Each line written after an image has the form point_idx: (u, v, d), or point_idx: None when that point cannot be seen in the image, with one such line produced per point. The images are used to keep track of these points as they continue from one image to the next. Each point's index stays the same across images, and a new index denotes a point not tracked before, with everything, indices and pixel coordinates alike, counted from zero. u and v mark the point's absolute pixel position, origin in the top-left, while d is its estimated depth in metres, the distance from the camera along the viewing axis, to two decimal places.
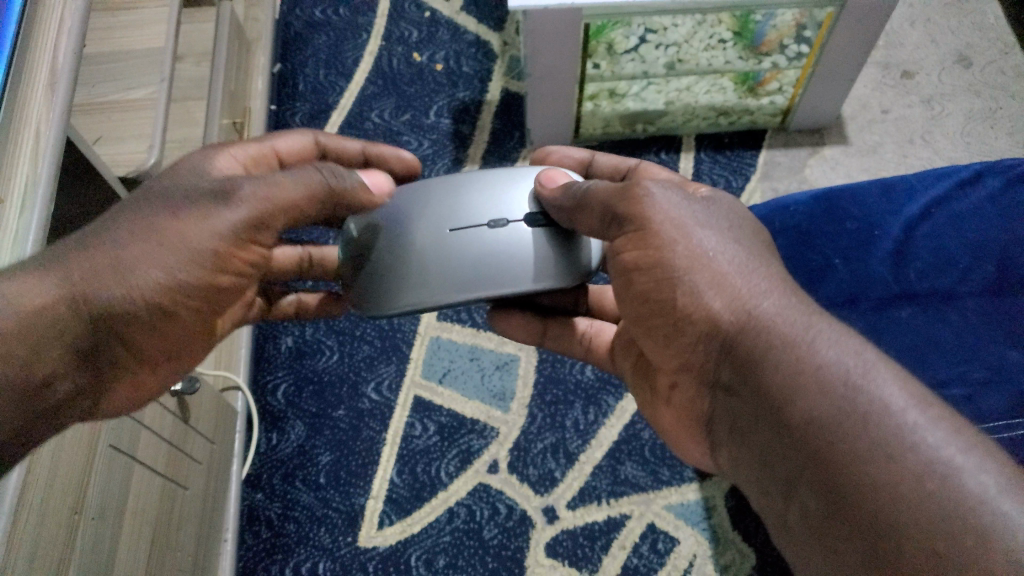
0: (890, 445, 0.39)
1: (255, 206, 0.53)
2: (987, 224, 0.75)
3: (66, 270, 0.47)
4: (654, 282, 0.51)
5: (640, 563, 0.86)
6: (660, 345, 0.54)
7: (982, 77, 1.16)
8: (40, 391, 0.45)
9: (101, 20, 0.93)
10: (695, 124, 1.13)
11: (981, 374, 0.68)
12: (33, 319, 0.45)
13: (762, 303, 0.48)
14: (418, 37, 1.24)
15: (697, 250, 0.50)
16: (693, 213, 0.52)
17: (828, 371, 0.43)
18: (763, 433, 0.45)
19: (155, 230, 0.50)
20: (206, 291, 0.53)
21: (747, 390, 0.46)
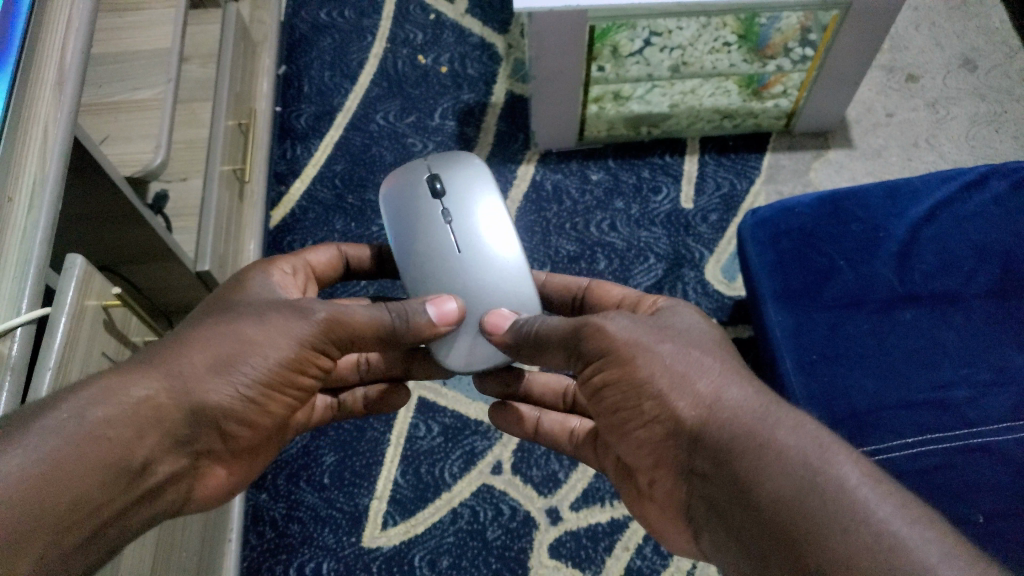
0: (847, 518, 0.39)
1: (332, 321, 0.55)
2: (990, 227, 0.76)
3: (165, 365, 0.50)
4: (624, 394, 0.52)
5: (644, 565, 0.87)
6: (635, 445, 0.54)
7: (987, 80, 1.16)
8: (138, 478, 0.48)
9: (108, 21, 0.93)
10: (700, 127, 1.13)
11: (986, 376, 0.68)
12: (139, 413, 0.48)
13: (729, 390, 0.49)
14: (423, 40, 1.25)
15: (657, 359, 0.51)
16: (648, 331, 0.53)
17: (790, 452, 0.43)
18: (736, 518, 0.44)
19: (242, 338, 0.53)
20: (286, 391, 0.56)
21: (716, 475, 0.46)
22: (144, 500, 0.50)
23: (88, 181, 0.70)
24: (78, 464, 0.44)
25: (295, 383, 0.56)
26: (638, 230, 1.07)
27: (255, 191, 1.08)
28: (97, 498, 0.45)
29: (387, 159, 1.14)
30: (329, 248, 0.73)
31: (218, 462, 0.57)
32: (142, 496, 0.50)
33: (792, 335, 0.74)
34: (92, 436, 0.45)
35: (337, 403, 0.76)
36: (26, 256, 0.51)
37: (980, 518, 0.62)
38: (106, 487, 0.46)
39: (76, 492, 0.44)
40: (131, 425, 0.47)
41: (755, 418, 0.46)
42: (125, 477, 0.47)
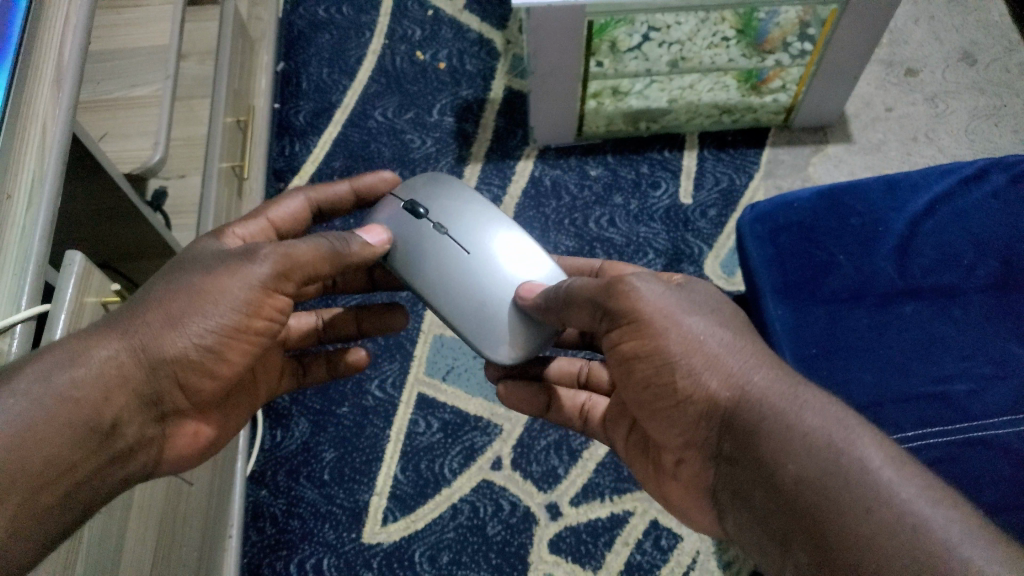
0: (868, 499, 0.40)
1: (279, 260, 0.55)
2: (989, 220, 0.76)
3: (125, 328, 0.51)
4: (653, 368, 0.52)
5: (644, 560, 0.87)
6: (661, 425, 0.54)
7: (986, 74, 1.16)
8: (110, 437, 0.50)
9: (105, 18, 0.93)
10: (698, 122, 1.13)
11: (985, 369, 0.68)
12: (103, 374, 0.49)
13: (754, 376, 0.49)
14: (421, 36, 1.24)
15: (689, 336, 0.51)
16: (679, 302, 0.53)
17: (813, 434, 0.43)
18: (761, 498, 0.45)
19: (193, 289, 0.53)
20: (247, 336, 0.55)
21: (745, 456, 0.47)
22: (119, 461, 0.51)
23: (86, 178, 0.70)
24: (45, 427, 0.46)
25: (256, 330, 0.55)
26: (637, 226, 1.07)
27: (254, 188, 1.08)
28: (67, 456, 0.47)
29: (385, 155, 1.14)
30: (297, 199, 0.72)
31: (188, 417, 0.58)
32: (118, 455, 0.51)
33: (793, 329, 0.73)
34: (58, 398, 0.47)
35: (304, 368, 0.76)
36: (25, 253, 0.51)
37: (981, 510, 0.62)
38: (74, 445, 0.47)
39: (41, 455, 0.45)
40: (97, 386, 0.49)
41: (784, 400, 0.46)
42: (95, 437, 0.49)
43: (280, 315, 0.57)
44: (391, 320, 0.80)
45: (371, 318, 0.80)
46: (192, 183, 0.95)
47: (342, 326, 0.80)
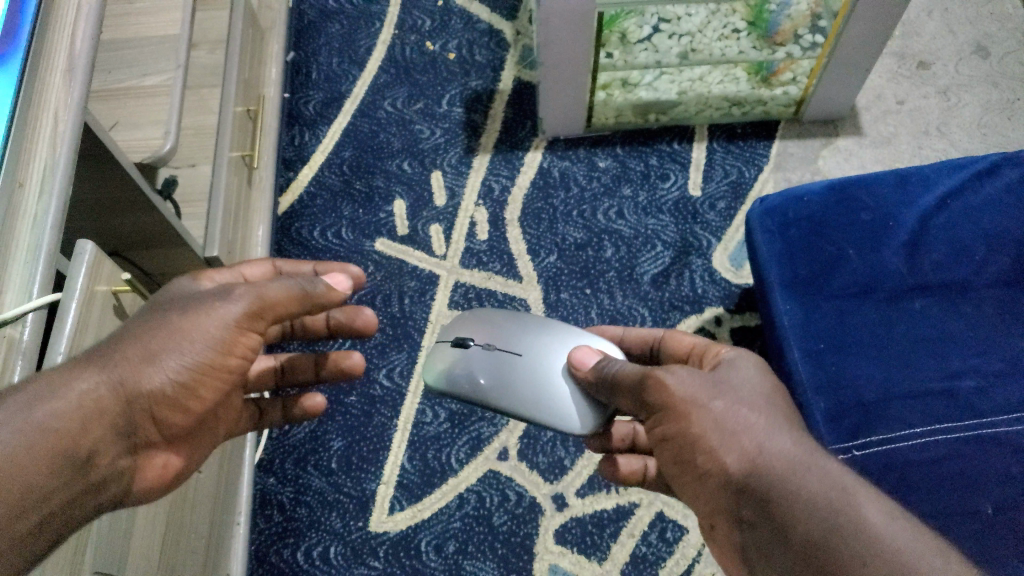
0: (871, 554, 0.41)
1: (252, 299, 0.53)
2: (999, 216, 0.76)
3: (103, 361, 0.48)
4: (682, 449, 0.52)
5: (649, 551, 0.87)
6: (689, 490, 0.53)
7: (1000, 67, 1.15)
8: (86, 469, 0.46)
9: (117, 6, 0.94)
10: (708, 114, 1.12)
11: (994, 366, 0.68)
12: (82, 406, 0.46)
13: (772, 441, 0.49)
14: (431, 26, 1.24)
15: (711, 416, 0.51)
16: (704, 385, 0.53)
17: (817, 497, 0.45)
18: (776, 557, 0.45)
19: (166, 325, 0.51)
20: (221, 375, 0.53)
21: (762, 520, 0.46)
22: (94, 492, 0.47)
23: (97, 167, 0.71)
24: (24, 454, 0.42)
25: (230, 367, 0.54)
26: (645, 218, 1.07)
27: (264, 177, 1.08)
28: (44, 484, 0.43)
29: (395, 145, 1.14)
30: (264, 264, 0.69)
31: (159, 450, 0.54)
32: (94, 488, 0.47)
33: (801, 324, 0.75)
34: (37, 429, 0.43)
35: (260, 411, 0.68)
36: (36, 242, 0.51)
37: (989, 508, 0.62)
38: (48, 475, 0.43)
39: (22, 486, 0.42)
40: (76, 416, 0.45)
41: (793, 467, 0.47)
42: (73, 467, 0.45)
43: (251, 353, 0.55)
44: (348, 365, 0.72)
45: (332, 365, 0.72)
46: (202, 172, 0.95)
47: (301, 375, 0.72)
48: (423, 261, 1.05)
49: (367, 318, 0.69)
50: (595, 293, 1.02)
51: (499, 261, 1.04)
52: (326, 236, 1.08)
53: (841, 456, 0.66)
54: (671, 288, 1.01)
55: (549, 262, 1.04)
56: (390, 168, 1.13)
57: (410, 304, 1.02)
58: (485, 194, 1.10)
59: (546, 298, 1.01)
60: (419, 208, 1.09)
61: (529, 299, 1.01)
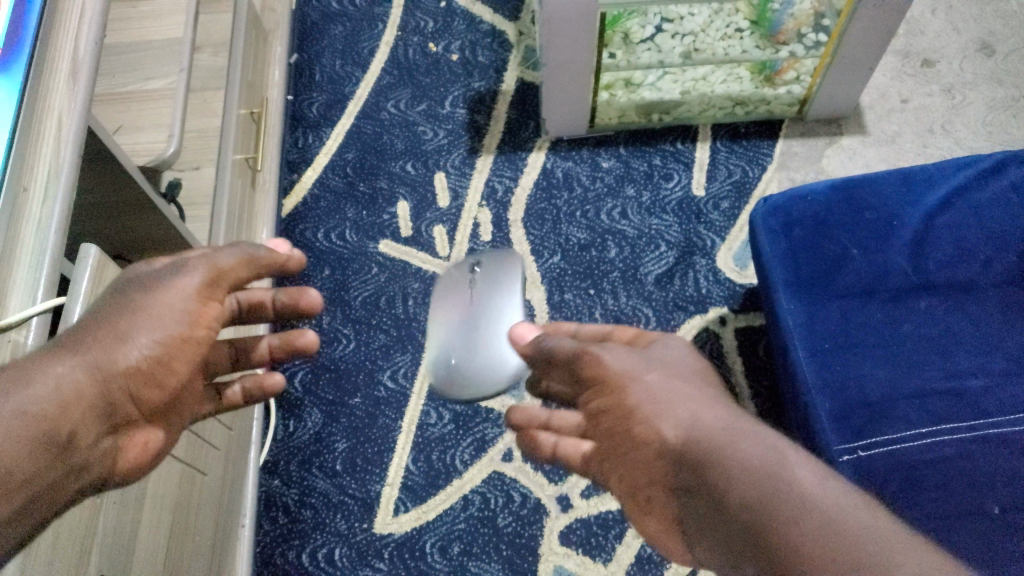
0: (800, 508, 0.41)
1: (208, 268, 0.53)
2: (1004, 215, 0.75)
3: (76, 345, 0.47)
4: (619, 423, 0.53)
5: (654, 552, 0.87)
6: (628, 464, 0.54)
7: (1005, 65, 1.15)
8: (67, 453, 0.45)
9: (120, 10, 0.94)
10: (711, 114, 1.12)
11: (1000, 366, 0.68)
12: (59, 390, 0.45)
13: (706, 412, 0.49)
14: (433, 28, 1.25)
15: (648, 392, 0.52)
16: (639, 363, 0.55)
17: (746, 459, 0.45)
18: (715, 520, 0.45)
19: (130, 302, 0.50)
20: (192, 347, 0.52)
21: (696, 486, 0.47)
22: (78, 474, 0.46)
23: (101, 170, 0.71)
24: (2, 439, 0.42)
25: (200, 338, 0.53)
26: (648, 219, 1.06)
27: (268, 180, 1.08)
28: (25, 468, 0.42)
29: (398, 147, 1.14)
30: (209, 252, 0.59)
31: (149, 427, 0.52)
32: (76, 472, 0.46)
33: (805, 325, 0.75)
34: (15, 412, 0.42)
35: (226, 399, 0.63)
36: (41, 247, 0.51)
37: (996, 508, 0.62)
38: (27, 460, 0.42)
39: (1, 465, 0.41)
40: (53, 400, 0.44)
41: (725, 433, 0.47)
42: (53, 449, 0.44)
43: (217, 324, 0.54)
44: (305, 345, 0.66)
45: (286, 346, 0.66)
46: (206, 174, 0.96)
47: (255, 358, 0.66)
48: (426, 263, 1.05)
49: (312, 296, 0.65)
50: (599, 293, 1.02)
51: None
52: (330, 238, 1.08)
53: (845, 457, 0.66)
54: (675, 289, 1.01)
55: (553, 263, 1.04)
56: (393, 169, 1.13)
57: (414, 305, 1.03)
58: (489, 195, 1.10)
59: (549, 299, 1.02)
60: (422, 209, 1.09)
61: (534, 300, 1.01)
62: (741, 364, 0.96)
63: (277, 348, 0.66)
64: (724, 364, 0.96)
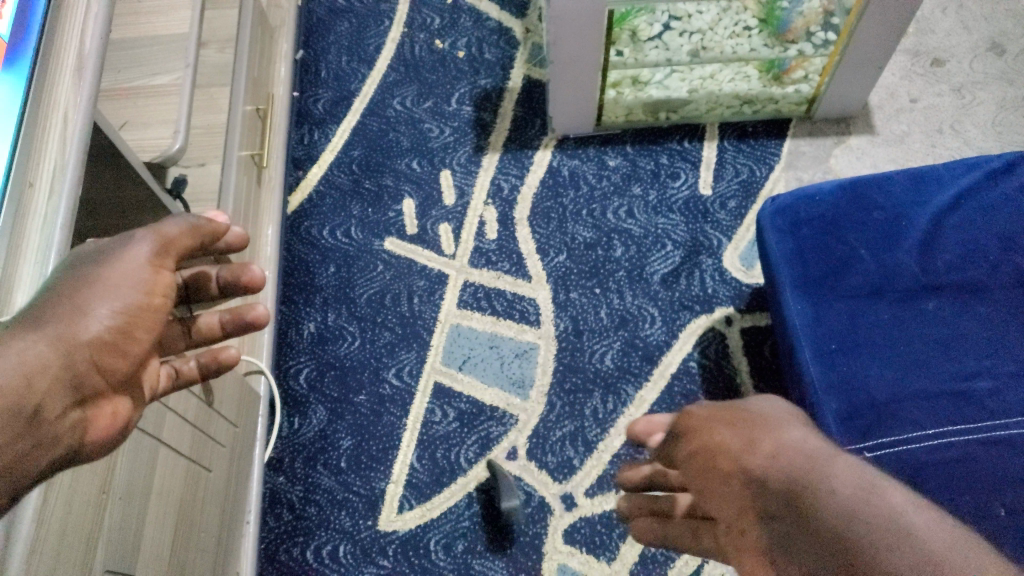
0: (893, 538, 0.42)
1: (155, 237, 0.56)
2: (1015, 216, 0.75)
3: (37, 320, 0.48)
4: (708, 458, 0.54)
5: (658, 552, 0.87)
6: (708, 495, 0.54)
7: (1015, 64, 1.14)
8: (36, 424, 0.45)
9: (127, 6, 0.94)
10: (719, 112, 1.11)
11: (1009, 368, 0.68)
12: (23, 362, 0.46)
13: (798, 445, 0.51)
14: (440, 25, 1.24)
15: (748, 430, 0.54)
16: (750, 411, 0.57)
17: (849, 492, 0.46)
18: (799, 548, 0.45)
19: (85, 274, 0.52)
20: (149, 314, 0.55)
21: (785, 514, 0.47)
22: (54, 443, 0.46)
23: (108, 166, 0.71)
24: None
25: (156, 306, 0.55)
26: (655, 217, 1.06)
27: (274, 176, 1.08)
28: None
29: (404, 144, 1.14)
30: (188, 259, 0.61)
31: (117, 400, 0.53)
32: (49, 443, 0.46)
33: (812, 325, 0.74)
34: None
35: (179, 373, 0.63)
36: (47, 242, 0.51)
37: (1002, 510, 0.62)
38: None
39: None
40: (19, 372, 0.45)
41: (818, 465, 0.48)
42: (24, 417, 0.44)
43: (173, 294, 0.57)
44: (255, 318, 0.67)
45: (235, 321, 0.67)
46: (211, 171, 0.95)
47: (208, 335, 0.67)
48: (432, 261, 1.05)
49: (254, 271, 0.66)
50: (605, 292, 1.01)
51: (509, 260, 1.04)
52: (336, 235, 1.08)
53: None
54: (681, 288, 1.01)
55: (559, 261, 1.04)
56: (399, 166, 1.12)
57: (419, 303, 1.02)
58: (495, 193, 1.09)
59: (555, 297, 1.01)
60: (428, 206, 1.09)
61: (539, 298, 1.01)
62: (746, 364, 0.95)
63: (229, 323, 0.68)
64: (729, 364, 0.96)
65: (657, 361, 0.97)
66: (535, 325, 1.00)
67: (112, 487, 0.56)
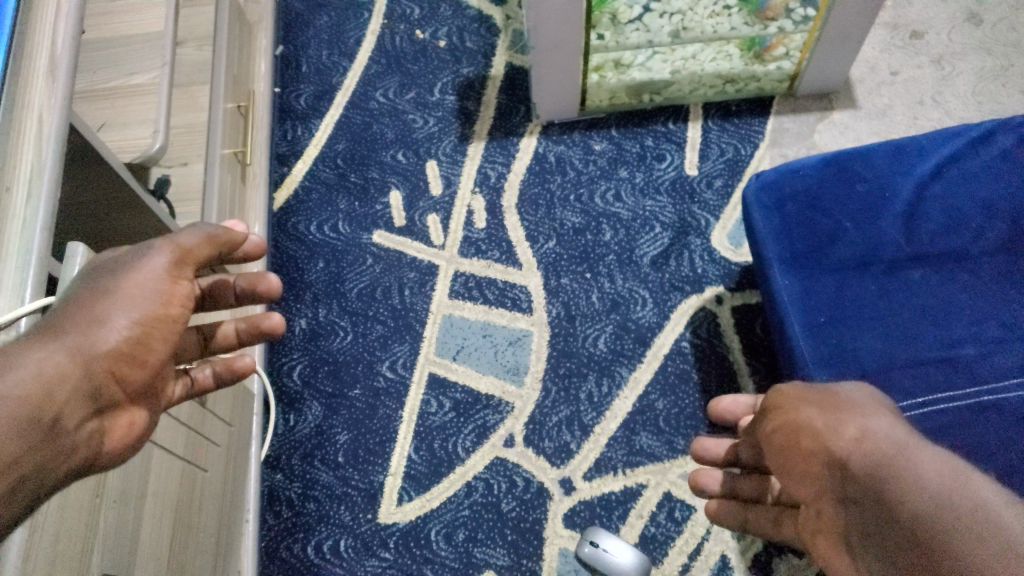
0: (981, 532, 0.42)
1: (174, 249, 0.55)
2: (995, 184, 0.76)
3: (54, 331, 0.48)
4: (787, 438, 0.57)
5: (658, 532, 0.87)
6: (794, 477, 0.56)
7: (993, 34, 1.14)
8: (54, 434, 0.45)
9: (102, 6, 0.93)
10: (702, 92, 1.11)
11: (992, 333, 0.70)
12: (42, 372, 0.45)
13: (873, 427, 0.52)
14: (420, 15, 1.24)
15: (828, 411, 0.55)
16: (830, 391, 0.58)
17: (928, 474, 0.47)
18: (877, 532, 0.47)
19: (100, 286, 0.51)
20: (167, 323, 0.53)
21: (865, 497, 0.49)
22: (69, 453, 0.46)
23: (88, 168, 0.70)
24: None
25: (175, 314, 0.54)
26: (642, 200, 1.06)
27: (259, 174, 1.08)
28: (15, 446, 0.43)
29: (388, 136, 1.14)
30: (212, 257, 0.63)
31: (128, 410, 0.53)
32: (66, 452, 0.46)
33: (800, 300, 0.75)
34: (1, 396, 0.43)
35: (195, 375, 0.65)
36: (27, 246, 0.50)
37: (993, 473, 0.64)
38: (15, 439, 0.43)
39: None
40: (37, 383, 0.45)
41: (895, 448, 0.49)
42: (39, 429, 0.44)
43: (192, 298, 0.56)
44: (267, 326, 0.69)
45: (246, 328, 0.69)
46: (195, 170, 0.95)
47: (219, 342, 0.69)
48: (422, 252, 1.05)
49: (271, 281, 0.69)
50: (595, 276, 1.02)
51: (498, 248, 1.04)
52: (323, 230, 1.08)
53: None
54: (671, 269, 1.01)
55: (548, 248, 1.04)
56: (385, 159, 1.12)
57: (411, 295, 1.02)
58: (481, 181, 1.09)
59: (546, 284, 1.01)
60: (415, 198, 1.09)
61: (530, 285, 1.01)
62: (738, 342, 0.96)
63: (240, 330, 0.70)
64: (722, 343, 0.96)
65: (650, 343, 0.97)
66: (527, 313, 1.00)
67: (107, 488, 0.56)
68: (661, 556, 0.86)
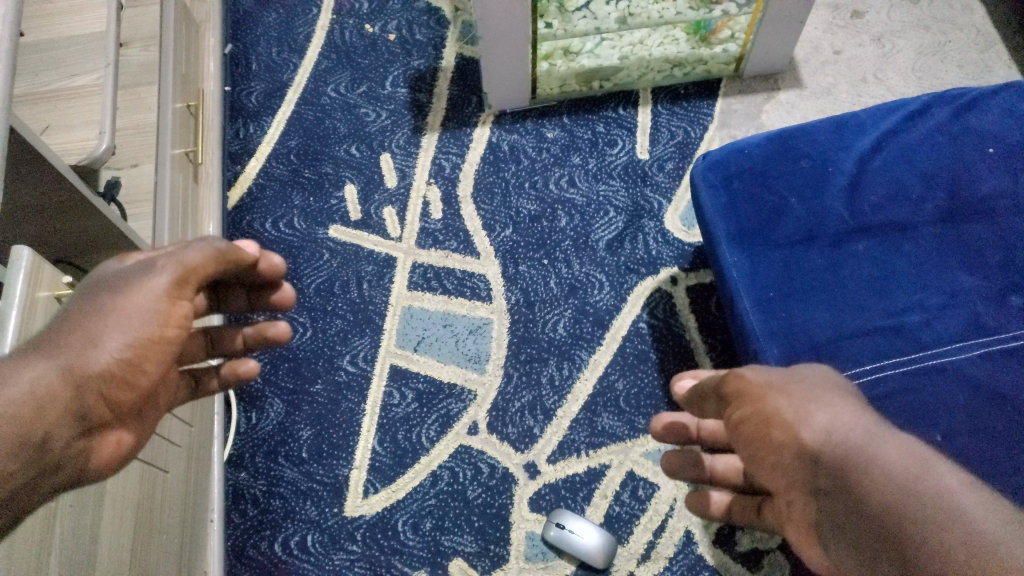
0: (945, 518, 0.43)
1: (177, 268, 0.53)
2: (932, 156, 0.79)
3: (46, 351, 0.47)
4: (754, 428, 0.53)
5: (623, 511, 0.88)
6: (762, 467, 0.52)
7: (929, 11, 1.18)
8: (43, 453, 0.45)
9: (41, 8, 0.92)
10: (651, 77, 1.13)
11: (934, 300, 0.72)
12: (32, 393, 0.45)
13: (845, 420, 0.49)
14: (369, 9, 1.24)
15: (798, 401, 0.51)
16: (794, 377, 0.54)
17: (892, 465, 0.46)
18: (843, 524, 0.46)
19: (98, 304, 0.50)
20: (163, 345, 0.52)
21: (836, 489, 0.47)
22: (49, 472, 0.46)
23: (29, 171, 0.69)
24: None
25: (170, 336, 0.52)
26: (596, 185, 1.08)
27: (212, 172, 1.07)
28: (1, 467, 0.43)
29: (341, 131, 1.13)
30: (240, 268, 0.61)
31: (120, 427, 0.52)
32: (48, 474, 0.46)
33: (750, 275, 0.76)
34: None
35: (197, 378, 0.63)
36: None
37: (939, 436, 0.66)
38: (5, 462, 0.43)
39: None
40: (26, 404, 0.45)
41: (863, 438, 0.47)
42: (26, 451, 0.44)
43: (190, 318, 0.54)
44: (273, 334, 0.67)
45: (254, 336, 0.67)
46: (144, 171, 0.94)
47: (228, 346, 0.67)
48: (379, 245, 1.05)
49: (284, 290, 0.68)
50: (553, 263, 1.02)
51: (456, 238, 1.05)
52: (278, 227, 1.07)
53: None
54: (626, 252, 1.03)
55: (505, 236, 1.05)
56: (338, 153, 1.12)
57: (369, 288, 1.02)
58: (436, 172, 1.10)
59: (504, 272, 1.02)
60: (370, 191, 1.09)
61: (488, 274, 1.02)
62: (694, 321, 0.97)
63: (252, 339, 0.68)
64: (678, 323, 0.98)
65: (608, 325, 0.98)
66: (486, 301, 1.00)
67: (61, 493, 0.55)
68: (627, 535, 0.87)
